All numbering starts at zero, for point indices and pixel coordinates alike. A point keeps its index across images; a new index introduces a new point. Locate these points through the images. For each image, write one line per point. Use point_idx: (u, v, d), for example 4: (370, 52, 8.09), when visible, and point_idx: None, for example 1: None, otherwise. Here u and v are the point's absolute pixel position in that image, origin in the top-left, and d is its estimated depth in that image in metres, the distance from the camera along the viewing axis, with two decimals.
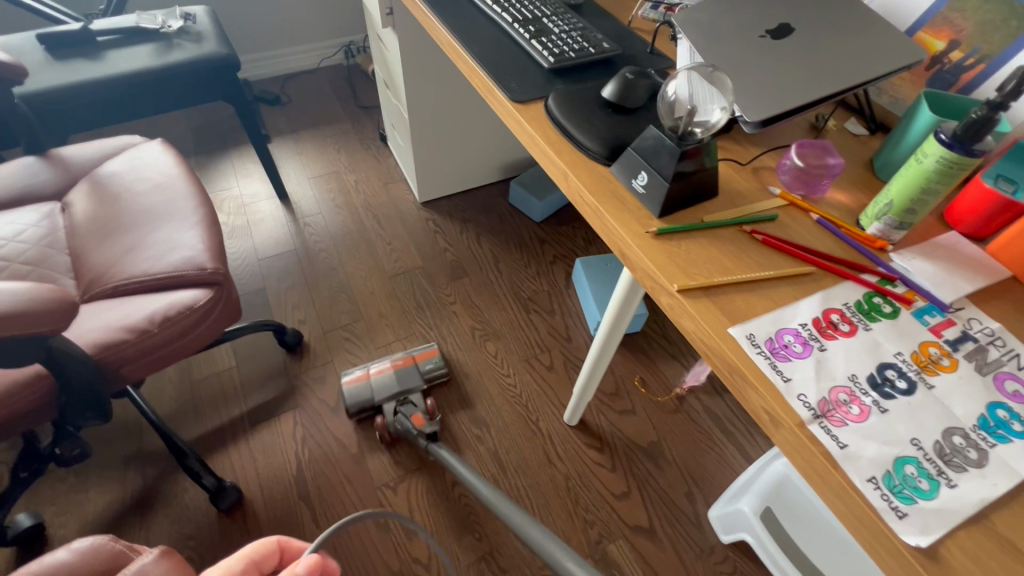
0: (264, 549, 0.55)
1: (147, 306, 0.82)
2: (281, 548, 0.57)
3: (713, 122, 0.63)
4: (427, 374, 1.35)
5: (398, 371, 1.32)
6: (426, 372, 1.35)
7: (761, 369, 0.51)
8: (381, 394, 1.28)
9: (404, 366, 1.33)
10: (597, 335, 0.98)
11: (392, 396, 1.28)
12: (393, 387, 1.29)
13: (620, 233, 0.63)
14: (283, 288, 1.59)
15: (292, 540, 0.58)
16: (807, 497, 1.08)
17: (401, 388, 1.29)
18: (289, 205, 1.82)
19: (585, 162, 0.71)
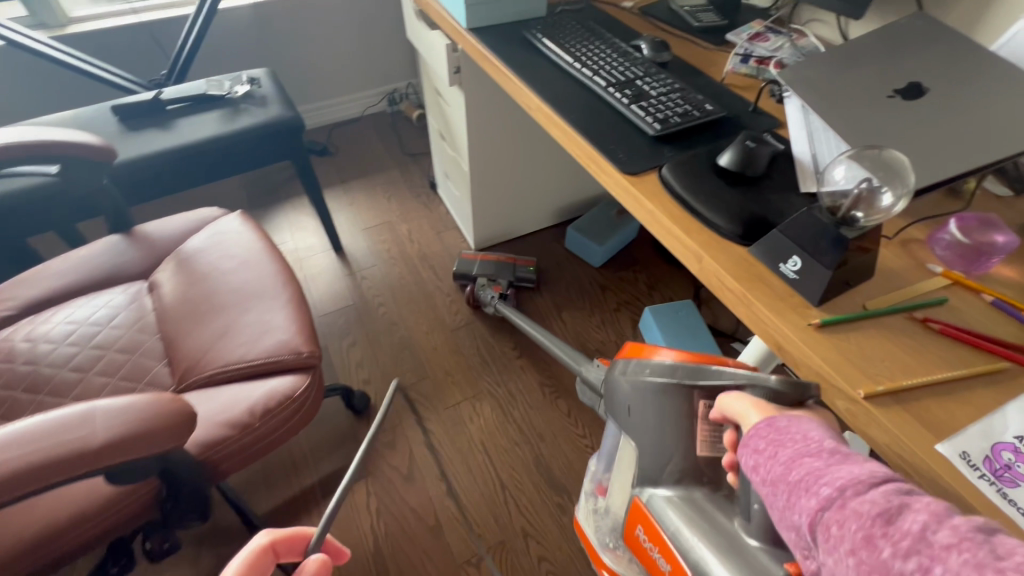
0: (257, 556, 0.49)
1: (245, 396, 0.78)
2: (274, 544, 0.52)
3: (886, 207, 0.57)
4: (519, 275, 1.63)
5: (500, 263, 1.63)
6: (519, 272, 1.63)
7: (989, 498, 0.45)
8: (480, 271, 1.60)
9: (504, 261, 1.63)
10: None
11: (486, 274, 1.60)
12: (490, 271, 1.61)
13: (777, 325, 0.58)
14: (345, 345, 1.57)
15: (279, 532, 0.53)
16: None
17: (495, 274, 1.60)
18: (344, 257, 1.81)
19: (718, 241, 0.66)
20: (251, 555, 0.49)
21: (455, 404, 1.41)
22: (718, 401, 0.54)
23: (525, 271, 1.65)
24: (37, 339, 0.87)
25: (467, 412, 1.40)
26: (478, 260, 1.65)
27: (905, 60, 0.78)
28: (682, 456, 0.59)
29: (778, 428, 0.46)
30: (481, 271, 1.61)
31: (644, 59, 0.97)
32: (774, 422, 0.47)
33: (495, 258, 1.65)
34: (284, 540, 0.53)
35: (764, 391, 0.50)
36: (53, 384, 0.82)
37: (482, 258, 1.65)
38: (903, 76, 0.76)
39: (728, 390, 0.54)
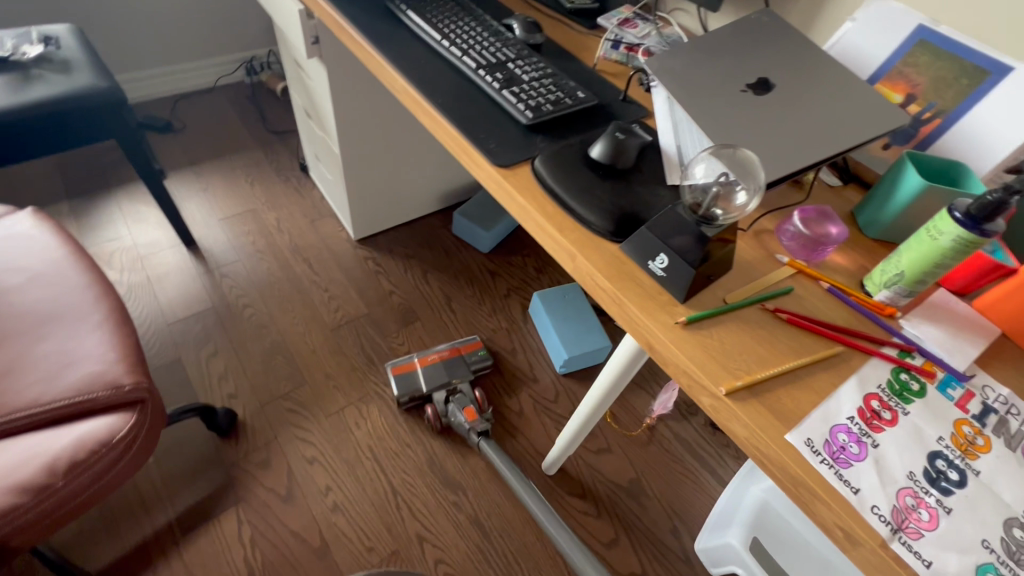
0: None
1: (42, 450, 0.62)
2: None
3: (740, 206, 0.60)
4: (472, 366, 1.38)
5: (446, 362, 1.35)
6: (472, 364, 1.38)
7: (829, 481, 0.48)
8: (429, 383, 1.30)
9: (451, 359, 1.35)
10: (588, 400, 0.92)
11: (441, 385, 1.30)
12: (441, 378, 1.31)
13: (647, 325, 0.57)
14: (204, 356, 1.37)
15: None
16: (792, 524, 1.11)
17: (450, 378, 1.31)
18: (199, 253, 1.57)
19: (591, 238, 0.65)
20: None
21: (339, 410, 1.31)
22: None
23: (477, 358, 1.40)
24: None
25: (352, 419, 1.29)
26: (419, 367, 1.32)
27: (755, 55, 0.82)
28: None
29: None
30: (429, 381, 1.31)
31: (516, 40, 0.92)
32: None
33: (438, 359, 1.35)
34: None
35: None
36: None
37: (424, 361, 1.34)
38: (754, 72, 0.80)
39: None
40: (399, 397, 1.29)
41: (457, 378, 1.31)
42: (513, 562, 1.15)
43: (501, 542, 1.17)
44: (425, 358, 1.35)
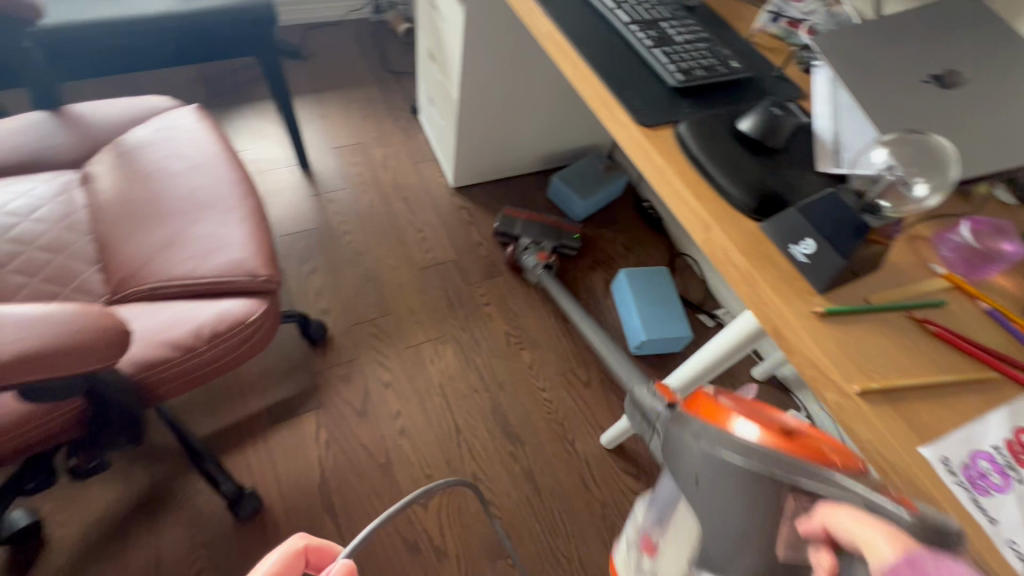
0: (291, 553, 0.44)
1: (191, 317, 0.70)
2: (308, 550, 0.47)
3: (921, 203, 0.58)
4: (564, 240, 1.54)
5: (547, 226, 1.54)
6: (564, 239, 1.54)
7: (963, 504, 0.45)
8: (523, 232, 1.52)
9: (551, 225, 1.54)
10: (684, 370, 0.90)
11: (530, 235, 1.51)
12: (535, 232, 1.52)
13: (780, 309, 0.55)
14: (305, 271, 1.47)
15: (318, 541, 0.47)
16: None
17: (540, 236, 1.51)
18: (311, 175, 1.67)
19: (729, 212, 0.62)
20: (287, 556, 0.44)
21: (417, 344, 1.37)
22: (811, 512, 0.30)
23: (569, 240, 1.55)
24: None
25: (428, 355, 1.35)
26: (523, 218, 1.55)
27: (944, 44, 0.73)
28: (754, 559, 0.33)
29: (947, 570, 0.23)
30: (522, 230, 1.52)
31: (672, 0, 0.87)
32: (919, 559, 0.24)
33: (541, 221, 1.55)
34: (320, 553, 0.48)
35: (898, 522, 0.27)
36: None
37: (528, 216, 1.55)
38: (940, 63, 0.72)
39: (832, 504, 0.29)
40: (497, 229, 1.55)
41: (545, 242, 1.50)
42: (560, 522, 1.18)
43: (550, 500, 1.20)
44: (531, 217, 1.57)
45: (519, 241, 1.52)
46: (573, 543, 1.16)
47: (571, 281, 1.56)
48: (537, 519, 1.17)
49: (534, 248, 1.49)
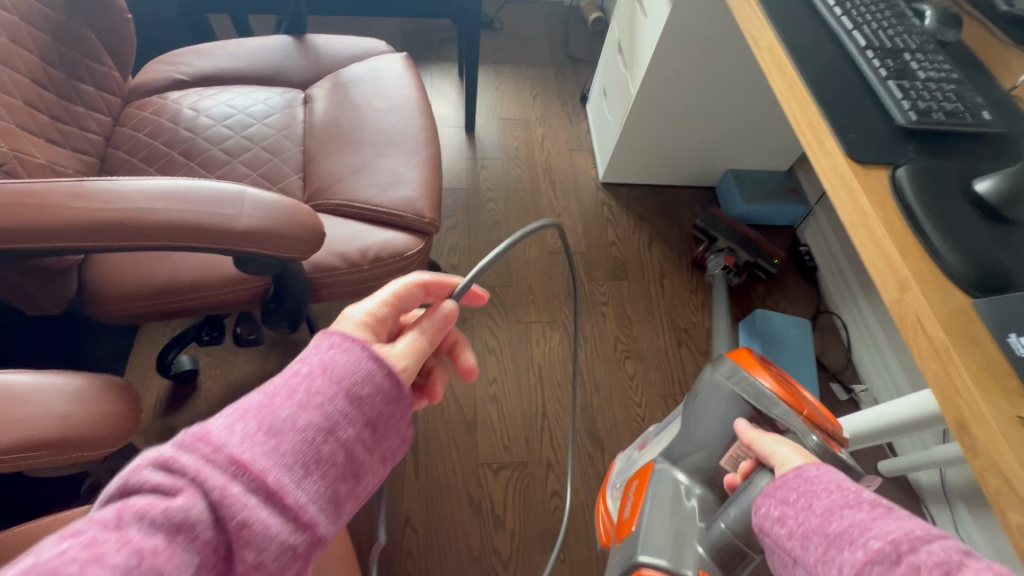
0: (409, 292, 0.54)
1: (363, 238, 0.79)
2: (427, 286, 0.56)
3: None
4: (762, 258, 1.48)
5: (748, 237, 1.50)
6: (762, 258, 1.48)
7: None
8: (724, 235, 1.49)
9: (753, 239, 1.50)
10: None
11: (732, 240, 1.48)
12: (735, 238, 1.49)
13: (975, 399, 0.48)
14: (445, 225, 1.56)
15: (435, 280, 0.56)
16: None
17: (739, 246, 1.48)
18: (473, 140, 1.76)
19: (937, 277, 0.54)
20: (404, 290, 0.54)
21: (527, 321, 1.39)
22: None
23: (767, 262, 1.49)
24: (200, 112, 0.92)
25: (535, 334, 1.37)
26: (727, 222, 1.54)
27: None
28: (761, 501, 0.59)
29: (805, 478, 0.54)
30: (725, 235, 1.49)
31: (922, 31, 0.77)
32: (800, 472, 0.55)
33: (744, 232, 1.51)
34: (439, 286, 0.57)
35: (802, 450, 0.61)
36: (204, 158, 0.87)
37: (733, 225, 1.53)
38: None
39: None
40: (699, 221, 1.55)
41: (741, 251, 1.47)
42: None
43: None
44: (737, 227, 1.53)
45: (717, 243, 1.50)
46: None
47: (744, 301, 1.51)
48: None
49: (726, 252, 1.48)
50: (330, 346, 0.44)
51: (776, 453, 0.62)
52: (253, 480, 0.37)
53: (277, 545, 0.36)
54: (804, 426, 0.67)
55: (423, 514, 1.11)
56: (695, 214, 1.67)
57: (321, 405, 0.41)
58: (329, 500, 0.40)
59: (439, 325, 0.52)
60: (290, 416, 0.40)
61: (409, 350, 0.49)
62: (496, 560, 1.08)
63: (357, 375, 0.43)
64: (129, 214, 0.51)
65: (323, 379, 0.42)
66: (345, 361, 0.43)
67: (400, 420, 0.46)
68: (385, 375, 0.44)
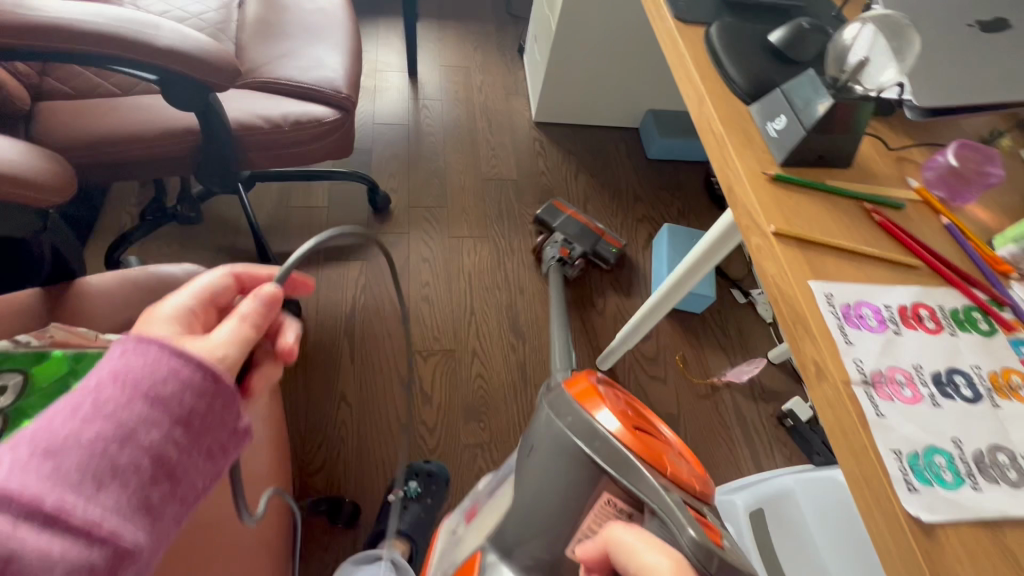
0: None
1: (284, 107, 0.90)
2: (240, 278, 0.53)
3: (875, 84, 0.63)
4: (599, 249, 1.45)
5: (587, 228, 1.47)
6: (598, 246, 1.45)
7: (829, 328, 0.51)
8: (562, 227, 1.46)
9: (591, 229, 1.46)
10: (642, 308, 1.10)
11: (566, 233, 1.45)
12: (572, 230, 1.46)
13: (736, 166, 0.63)
14: (387, 155, 1.67)
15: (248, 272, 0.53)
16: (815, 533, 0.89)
17: (574, 236, 1.44)
18: (415, 83, 1.87)
19: (726, 94, 0.70)
20: (222, 279, 0.51)
21: (460, 236, 1.52)
22: None
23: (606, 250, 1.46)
24: (139, 7, 1.01)
25: (466, 248, 1.50)
26: (567, 214, 1.49)
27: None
28: None
29: None
30: (561, 225, 1.48)
31: None
32: None
33: (585, 221, 1.48)
34: (255, 280, 0.54)
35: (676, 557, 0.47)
36: None
37: (573, 214, 1.49)
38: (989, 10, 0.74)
39: None
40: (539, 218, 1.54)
41: (575, 243, 1.43)
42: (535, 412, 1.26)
43: (534, 390, 1.29)
44: (577, 218, 1.50)
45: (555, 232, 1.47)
46: None
47: (587, 293, 1.48)
48: (519, 402, 1.27)
49: (561, 244, 1.44)
50: (121, 351, 0.37)
51: (645, 566, 0.47)
52: (28, 505, 0.31)
53: (66, 564, 0.31)
54: (680, 514, 0.51)
55: (358, 391, 1.22)
56: (620, 150, 1.83)
57: (115, 415, 0.35)
58: (140, 506, 0.35)
59: (262, 309, 0.46)
60: (75, 431, 0.34)
61: (230, 338, 0.44)
62: (423, 428, 1.20)
63: (157, 375, 0.37)
64: (51, 22, 0.62)
65: (113, 387, 0.36)
66: (141, 364, 0.37)
67: (221, 411, 0.40)
68: (194, 367, 0.39)
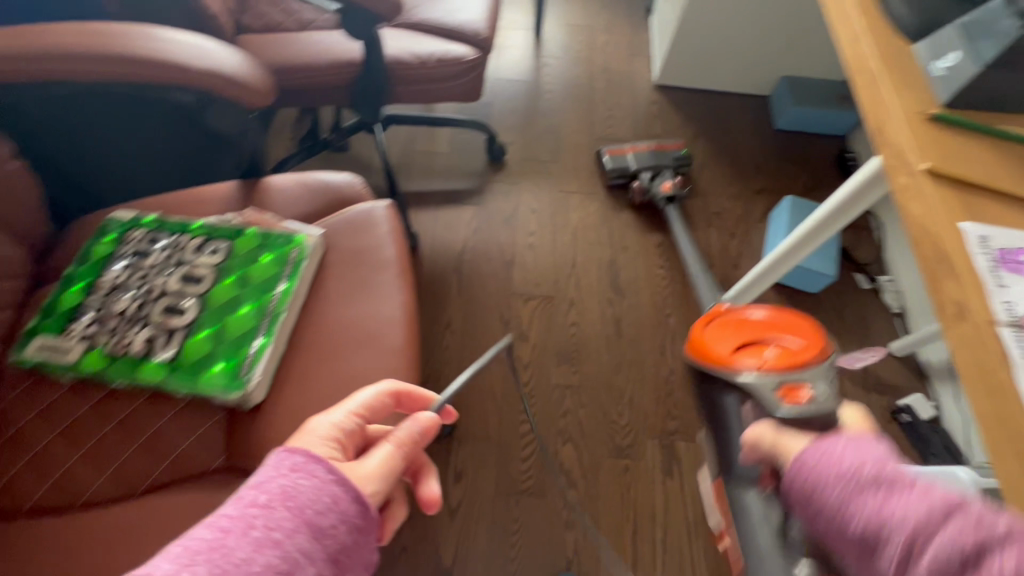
0: (378, 404, 0.45)
1: (431, 45, 0.98)
2: (398, 396, 0.47)
3: None
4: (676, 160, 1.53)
5: (653, 151, 1.52)
6: (676, 157, 1.53)
7: (978, 267, 0.48)
8: (639, 165, 1.49)
9: (656, 149, 1.52)
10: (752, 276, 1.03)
11: (649, 167, 1.49)
12: (649, 161, 1.50)
13: (889, 104, 0.60)
14: (505, 108, 1.72)
15: (408, 391, 0.48)
16: None
17: (656, 163, 1.50)
18: (538, 41, 1.90)
19: (888, 33, 0.65)
20: (373, 398, 0.44)
21: (569, 191, 1.55)
22: None
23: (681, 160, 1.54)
24: None
25: (573, 203, 1.53)
26: (629, 153, 1.52)
27: None
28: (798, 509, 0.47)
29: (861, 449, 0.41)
30: (638, 164, 1.50)
31: None
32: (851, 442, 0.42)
33: (645, 148, 1.53)
34: (410, 396, 0.48)
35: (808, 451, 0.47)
36: None
37: (633, 150, 1.53)
38: None
39: None
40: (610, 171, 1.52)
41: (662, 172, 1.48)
42: (625, 365, 1.28)
43: (626, 344, 1.31)
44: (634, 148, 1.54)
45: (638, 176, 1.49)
46: (631, 385, 1.26)
47: (691, 237, 1.49)
48: (610, 353, 1.30)
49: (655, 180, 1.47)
50: (291, 468, 0.34)
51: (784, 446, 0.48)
52: None
53: None
54: (770, 400, 0.62)
55: (461, 322, 1.32)
56: (745, 118, 1.73)
57: (281, 545, 0.31)
58: None
59: (417, 438, 0.43)
60: (246, 559, 0.29)
61: (381, 470, 0.39)
62: (517, 363, 1.27)
63: (321, 504, 0.33)
64: None
65: (283, 510, 0.32)
66: (310, 488, 0.34)
67: (365, 552, 0.35)
68: (352, 500, 0.35)
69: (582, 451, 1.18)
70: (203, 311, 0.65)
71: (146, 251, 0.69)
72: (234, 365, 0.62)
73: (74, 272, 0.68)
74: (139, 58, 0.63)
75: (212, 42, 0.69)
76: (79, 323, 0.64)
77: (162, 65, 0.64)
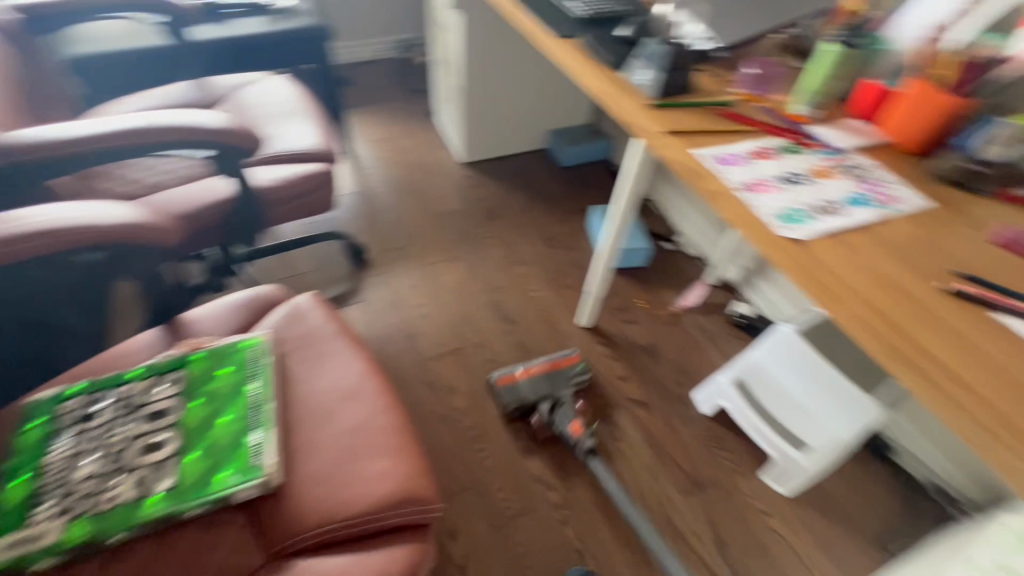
0: None
1: (287, 170, 1.13)
2: None
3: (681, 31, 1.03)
4: (574, 380, 1.38)
5: (545, 373, 1.35)
6: (572, 378, 1.37)
7: (711, 169, 0.81)
8: (532, 393, 1.32)
9: (552, 370, 1.36)
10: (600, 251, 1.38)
11: (544, 396, 1.31)
12: (544, 388, 1.33)
13: (626, 106, 0.94)
14: (348, 218, 1.89)
15: None
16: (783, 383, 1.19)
17: (553, 390, 1.33)
18: (352, 159, 2.14)
19: (606, 70, 1.02)
20: None
21: (434, 262, 1.76)
22: None
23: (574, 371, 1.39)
24: None
25: (441, 269, 1.73)
26: (521, 378, 1.34)
27: None
28: None
29: None
30: (533, 393, 1.32)
31: None
32: None
33: (539, 369, 1.36)
34: None
35: None
36: None
37: (526, 373, 1.35)
38: None
39: None
40: (507, 404, 1.33)
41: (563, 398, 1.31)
42: None
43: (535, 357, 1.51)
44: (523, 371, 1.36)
45: (536, 407, 1.31)
46: None
47: (543, 260, 1.80)
48: None
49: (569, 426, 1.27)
50: None
51: None
52: None
53: None
54: None
55: None
56: (539, 167, 2.18)
57: None
58: None
59: None
60: None
61: None
62: (456, 413, 1.37)
63: None
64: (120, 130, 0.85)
65: None
66: None
67: None
68: None
69: (543, 456, 1.30)
70: (182, 435, 0.66)
71: (88, 414, 0.67)
72: (241, 461, 0.65)
73: (9, 466, 0.63)
74: (49, 229, 0.67)
75: (105, 202, 0.75)
76: (42, 506, 0.60)
77: (75, 230, 0.68)
